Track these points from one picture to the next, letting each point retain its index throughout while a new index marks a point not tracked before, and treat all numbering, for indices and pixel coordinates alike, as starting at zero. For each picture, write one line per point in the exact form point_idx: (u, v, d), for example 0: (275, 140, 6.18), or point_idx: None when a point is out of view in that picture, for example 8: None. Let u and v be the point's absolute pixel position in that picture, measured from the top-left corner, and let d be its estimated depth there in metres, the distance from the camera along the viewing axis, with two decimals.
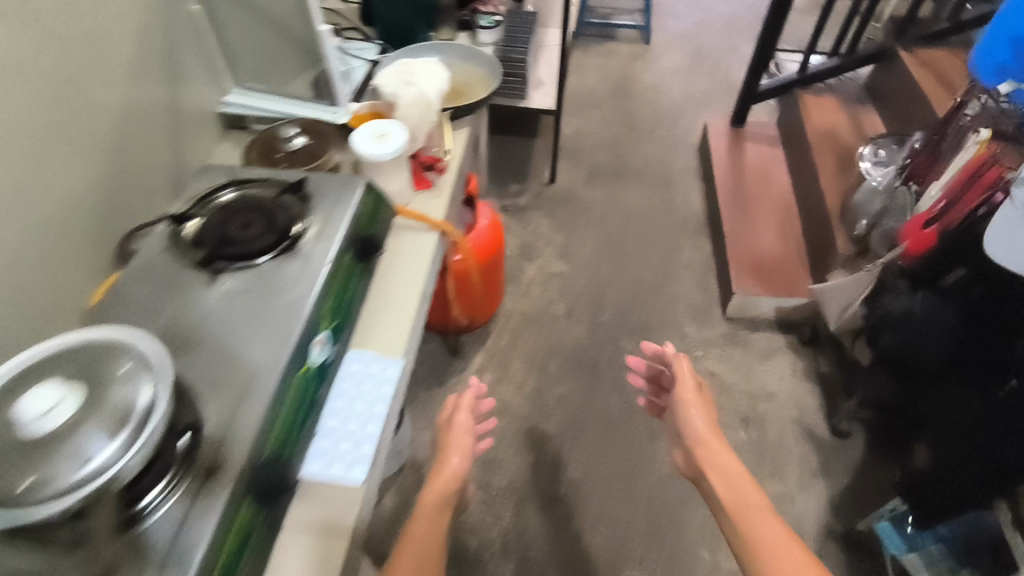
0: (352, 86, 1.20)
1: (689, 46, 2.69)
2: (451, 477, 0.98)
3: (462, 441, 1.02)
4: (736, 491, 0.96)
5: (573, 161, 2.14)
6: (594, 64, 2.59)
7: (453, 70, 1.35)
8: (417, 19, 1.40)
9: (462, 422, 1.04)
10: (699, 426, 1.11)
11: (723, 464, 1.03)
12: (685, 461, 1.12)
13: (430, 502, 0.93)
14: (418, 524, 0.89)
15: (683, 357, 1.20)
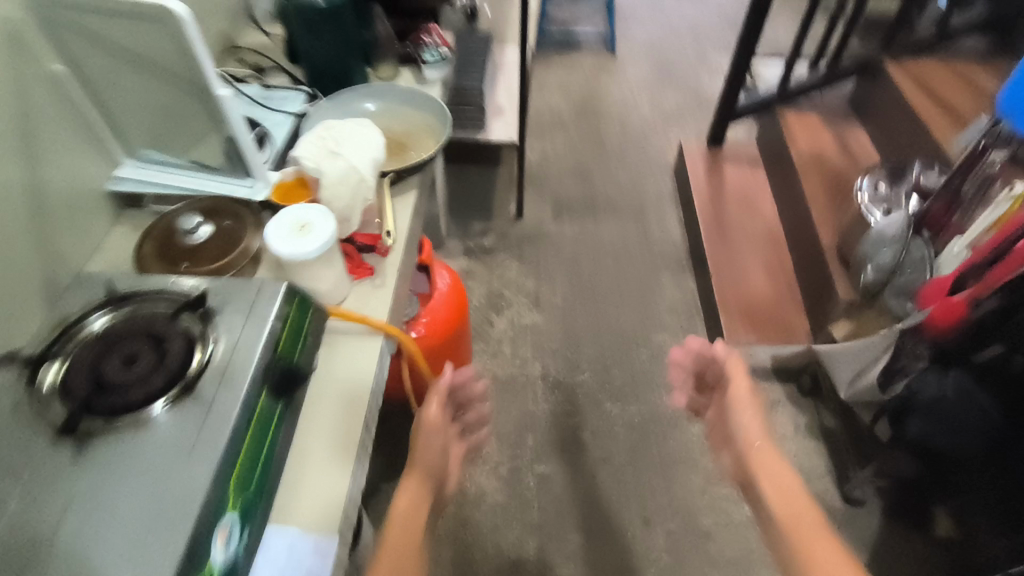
0: (272, 152, 1.00)
1: (655, 57, 2.53)
2: (418, 488, 0.81)
3: (435, 441, 0.84)
4: (794, 503, 0.79)
5: (540, 192, 1.97)
6: (556, 79, 2.42)
7: (396, 117, 1.16)
8: (349, 58, 1.19)
9: (433, 416, 0.84)
10: (755, 429, 0.91)
11: (778, 479, 0.83)
12: (734, 464, 0.92)
13: (400, 526, 0.76)
14: (386, 556, 0.74)
15: (733, 352, 1.00)
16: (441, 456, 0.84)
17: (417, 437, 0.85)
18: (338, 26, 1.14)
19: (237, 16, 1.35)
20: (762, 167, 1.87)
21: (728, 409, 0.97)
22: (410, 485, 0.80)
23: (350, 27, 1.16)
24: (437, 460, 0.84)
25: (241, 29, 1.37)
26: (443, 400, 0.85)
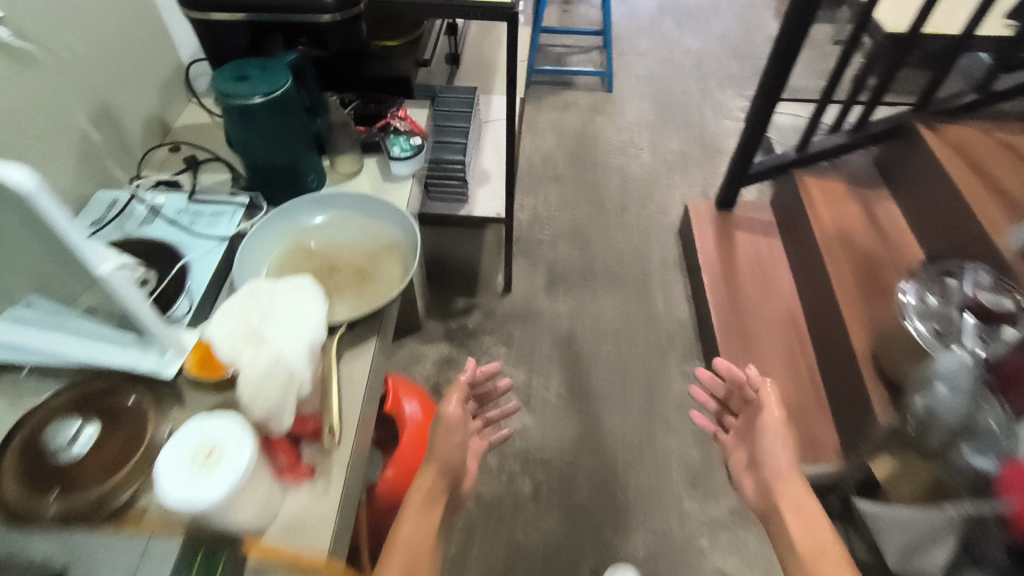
0: (187, 307, 0.79)
1: (656, 94, 2.33)
2: (436, 475, 0.89)
3: (453, 438, 0.91)
4: (817, 536, 0.83)
5: (531, 260, 1.77)
6: (548, 121, 2.21)
7: (354, 232, 0.95)
8: (294, 159, 0.97)
9: (453, 412, 0.92)
10: (781, 457, 0.93)
11: (808, 512, 0.86)
12: (757, 492, 0.94)
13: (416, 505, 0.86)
14: (407, 524, 0.84)
15: (766, 381, 0.99)
16: (459, 450, 0.93)
17: (438, 425, 0.93)
18: (280, 125, 0.92)
19: (170, 91, 1.14)
20: (778, 234, 1.67)
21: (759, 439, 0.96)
22: (427, 474, 0.89)
23: (295, 125, 0.94)
24: (454, 452, 0.92)
25: (175, 105, 1.16)
26: (464, 397, 0.94)
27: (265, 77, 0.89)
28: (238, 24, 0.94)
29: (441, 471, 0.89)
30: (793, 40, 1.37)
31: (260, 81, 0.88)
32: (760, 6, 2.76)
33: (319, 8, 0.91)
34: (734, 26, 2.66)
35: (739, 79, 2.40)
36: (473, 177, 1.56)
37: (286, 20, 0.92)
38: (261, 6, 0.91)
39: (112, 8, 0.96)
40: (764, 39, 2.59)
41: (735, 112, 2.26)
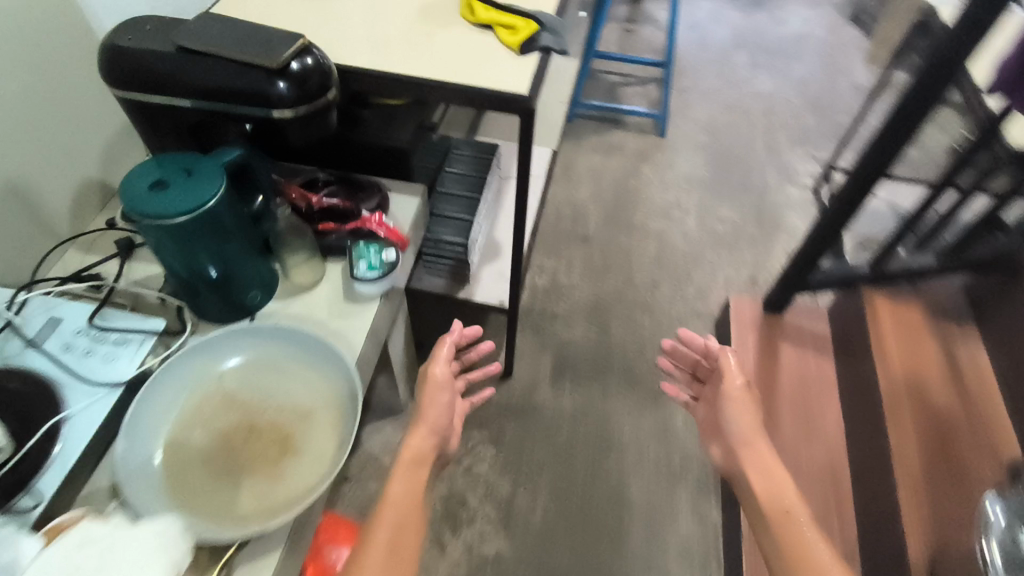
0: (31, 503, 0.60)
1: (713, 144, 2.04)
2: (425, 435, 0.94)
3: (436, 397, 0.97)
4: (782, 496, 0.85)
5: (539, 340, 1.56)
6: (587, 166, 1.96)
7: (288, 379, 0.76)
8: (228, 276, 0.78)
9: (435, 373, 0.99)
10: (743, 421, 0.95)
11: (766, 462, 0.89)
12: (724, 458, 0.96)
13: (411, 453, 0.92)
14: (394, 487, 0.86)
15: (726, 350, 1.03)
16: (446, 410, 0.98)
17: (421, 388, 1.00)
18: (208, 243, 0.72)
19: (117, 150, 0.96)
20: (831, 354, 1.42)
21: (722, 411, 0.98)
22: (416, 433, 0.94)
23: (231, 239, 0.75)
24: (441, 413, 0.98)
25: (124, 166, 0.98)
26: (447, 360, 1.00)
27: (190, 186, 0.69)
28: (172, 105, 0.74)
29: (431, 432, 0.95)
30: (888, 150, 1.10)
31: (181, 191, 0.68)
32: (850, 47, 2.41)
33: (272, 97, 0.71)
34: (816, 69, 2.33)
35: (813, 135, 2.09)
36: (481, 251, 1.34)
37: (231, 108, 0.72)
38: (200, 89, 0.72)
39: (26, 69, 0.78)
40: (849, 88, 2.25)
41: (802, 178, 1.96)
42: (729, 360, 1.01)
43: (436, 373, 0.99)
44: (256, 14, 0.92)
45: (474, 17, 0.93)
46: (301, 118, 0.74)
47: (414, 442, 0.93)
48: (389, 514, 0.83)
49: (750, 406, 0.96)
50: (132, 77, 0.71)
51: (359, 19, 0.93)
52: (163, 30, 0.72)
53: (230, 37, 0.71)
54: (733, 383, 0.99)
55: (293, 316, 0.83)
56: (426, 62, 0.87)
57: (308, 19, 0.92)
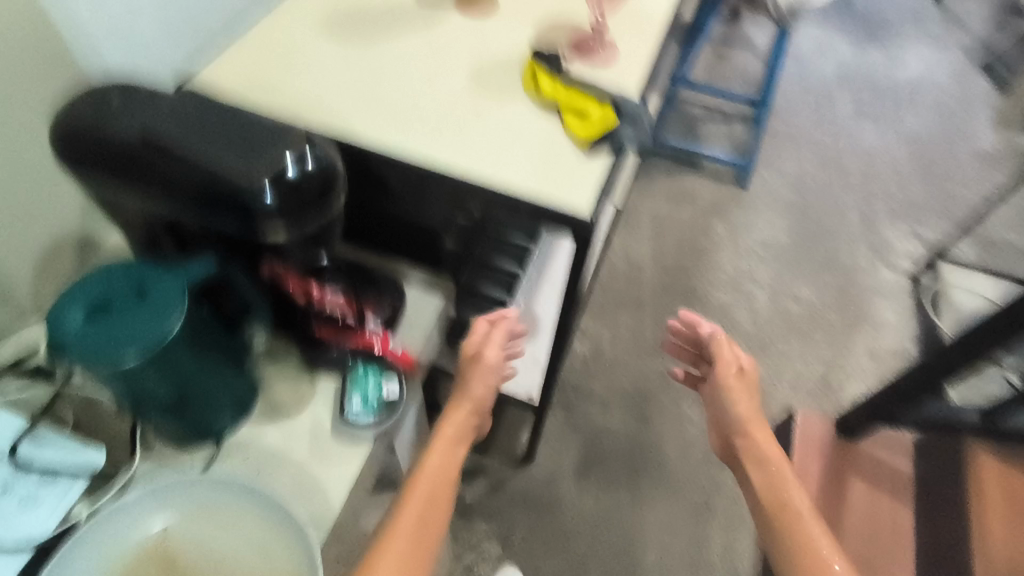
0: None
1: (800, 207, 1.79)
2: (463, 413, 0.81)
3: (485, 377, 0.81)
4: (779, 489, 0.79)
5: (570, 421, 1.39)
6: (651, 215, 1.74)
7: (242, 543, 0.61)
8: (189, 406, 0.63)
9: (473, 353, 0.81)
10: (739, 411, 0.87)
11: (762, 454, 0.83)
12: (721, 440, 0.91)
13: (452, 432, 0.79)
14: (431, 469, 0.74)
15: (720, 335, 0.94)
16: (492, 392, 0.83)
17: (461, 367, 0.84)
18: (164, 379, 0.57)
19: None
20: (911, 505, 1.20)
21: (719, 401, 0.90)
22: (457, 409, 0.80)
23: (193, 367, 0.59)
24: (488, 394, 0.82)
25: None
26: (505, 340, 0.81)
27: (142, 315, 0.54)
28: (134, 202, 0.58)
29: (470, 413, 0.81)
30: None
31: (129, 322, 0.54)
32: (976, 103, 2.07)
33: (256, 212, 0.54)
34: (933, 126, 2.00)
35: (920, 208, 1.80)
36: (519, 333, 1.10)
37: (207, 216, 0.56)
38: (167, 190, 0.55)
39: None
40: (969, 154, 1.94)
41: (898, 259, 1.70)
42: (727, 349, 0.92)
43: (488, 355, 0.80)
44: (263, 71, 0.75)
45: (537, 84, 0.73)
46: (293, 236, 0.58)
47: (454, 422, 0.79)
48: (422, 499, 0.71)
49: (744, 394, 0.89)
50: (89, 161, 0.55)
51: (394, 84, 0.75)
52: (133, 112, 0.56)
53: (216, 134, 0.55)
54: (732, 377, 0.90)
55: (265, 453, 0.68)
56: (469, 152, 0.69)
57: (329, 81, 0.74)
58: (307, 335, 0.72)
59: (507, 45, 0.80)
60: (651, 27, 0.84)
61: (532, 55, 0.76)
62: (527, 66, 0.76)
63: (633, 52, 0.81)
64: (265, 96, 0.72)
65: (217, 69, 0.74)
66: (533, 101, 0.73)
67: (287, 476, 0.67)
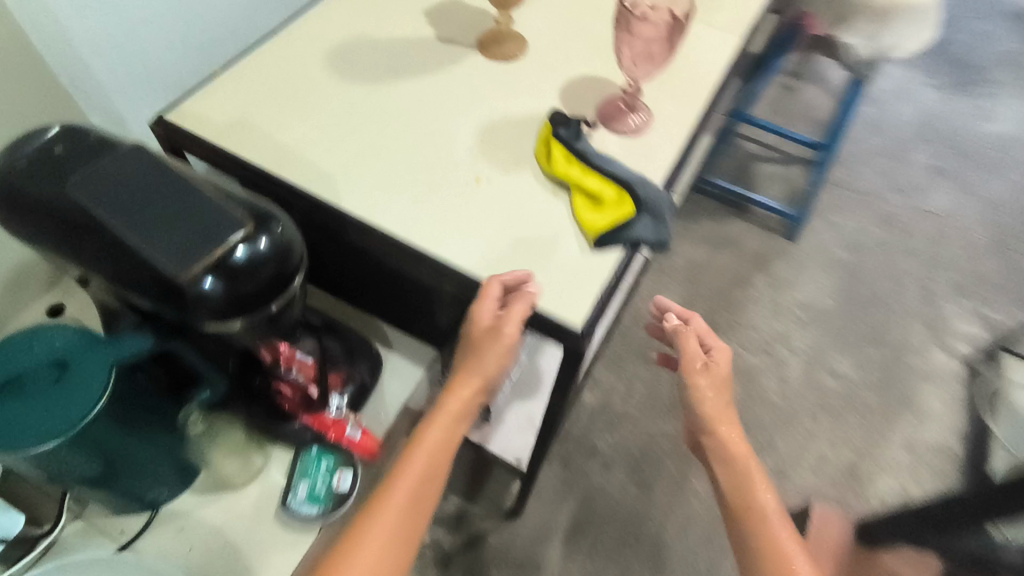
0: None
1: (853, 268, 1.63)
2: (476, 381, 0.58)
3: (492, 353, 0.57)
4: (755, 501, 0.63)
5: (567, 478, 1.30)
6: (688, 260, 1.62)
7: None
8: (118, 479, 0.57)
9: (487, 322, 0.56)
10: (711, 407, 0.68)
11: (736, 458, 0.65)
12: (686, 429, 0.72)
13: (456, 409, 0.58)
14: (416, 456, 0.57)
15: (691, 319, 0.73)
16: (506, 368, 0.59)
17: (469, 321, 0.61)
18: (88, 455, 0.52)
19: None
20: None
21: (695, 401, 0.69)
22: (454, 394, 0.59)
23: (122, 445, 0.55)
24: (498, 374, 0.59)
25: None
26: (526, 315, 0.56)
27: (60, 398, 0.50)
28: (70, 263, 0.51)
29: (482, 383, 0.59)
30: None
31: (46, 405, 0.49)
32: None
33: (194, 299, 0.47)
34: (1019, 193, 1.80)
35: (990, 286, 1.62)
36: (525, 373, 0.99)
37: (141, 296, 0.49)
38: (101, 264, 0.48)
39: None
40: None
41: (956, 341, 1.53)
42: (692, 344, 0.71)
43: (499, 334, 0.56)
44: (251, 111, 0.68)
45: (553, 161, 0.64)
46: (242, 323, 0.51)
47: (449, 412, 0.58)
48: (403, 500, 0.54)
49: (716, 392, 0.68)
50: (22, 219, 0.49)
51: (390, 138, 0.67)
52: (71, 164, 0.48)
53: (150, 196, 0.46)
54: (700, 375, 0.69)
55: (202, 530, 0.63)
56: (455, 227, 0.61)
57: (318, 128, 0.67)
58: (266, 402, 0.65)
59: (522, 98, 0.71)
60: (698, 91, 0.74)
61: (549, 117, 0.67)
62: (545, 133, 0.66)
63: (673, 120, 0.72)
64: (245, 142, 0.65)
65: (202, 105, 0.68)
66: (547, 178, 0.65)
67: (215, 559, 0.62)
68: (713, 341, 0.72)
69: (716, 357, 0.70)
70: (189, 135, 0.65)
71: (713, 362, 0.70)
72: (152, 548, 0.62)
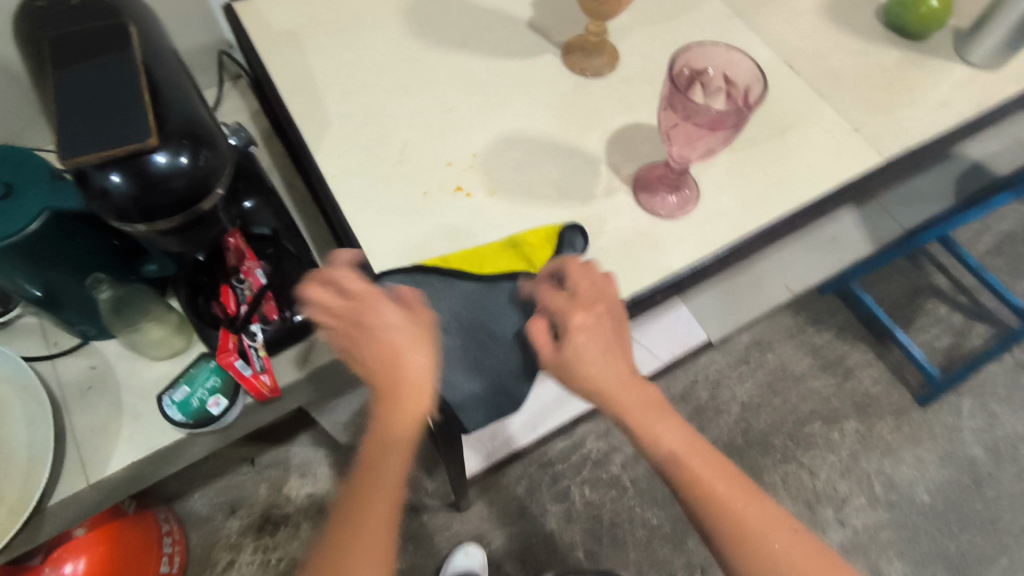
0: None
1: (980, 475, 1.27)
2: (427, 379, 0.48)
3: (411, 369, 0.48)
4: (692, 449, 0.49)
5: (520, 504, 1.19)
6: (783, 363, 1.35)
7: (23, 436, 0.63)
8: (54, 310, 0.63)
9: (401, 341, 0.48)
10: (598, 359, 0.48)
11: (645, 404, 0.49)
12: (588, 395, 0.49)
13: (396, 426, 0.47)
14: (385, 461, 0.47)
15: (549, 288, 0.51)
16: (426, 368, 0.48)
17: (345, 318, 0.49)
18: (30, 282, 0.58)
19: None
20: None
21: (579, 363, 0.47)
22: (402, 408, 0.47)
23: (64, 282, 0.60)
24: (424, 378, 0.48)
25: None
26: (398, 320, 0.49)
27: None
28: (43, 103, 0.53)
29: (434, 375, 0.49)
30: None
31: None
32: None
33: (98, 188, 0.47)
34: None
35: None
36: (495, 442, 1.20)
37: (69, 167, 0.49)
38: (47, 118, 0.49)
39: None
40: None
41: None
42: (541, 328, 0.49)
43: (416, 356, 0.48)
44: (306, 30, 0.68)
45: (481, 269, 0.55)
46: (146, 228, 0.50)
47: (397, 429, 0.47)
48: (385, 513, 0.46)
49: (591, 338, 0.48)
50: (24, 46, 0.52)
51: (400, 109, 0.63)
52: (75, 18, 0.51)
53: (90, 71, 0.48)
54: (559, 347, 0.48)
55: (109, 378, 0.68)
56: (405, 223, 0.57)
57: (351, 67, 0.65)
58: (205, 298, 0.67)
59: (561, 123, 0.63)
60: (777, 200, 0.60)
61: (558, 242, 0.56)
62: (537, 257, 0.55)
63: (718, 221, 0.59)
64: (281, 56, 0.65)
65: (271, 6, 0.69)
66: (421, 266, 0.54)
67: (102, 408, 0.67)
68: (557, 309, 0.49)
69: (566, 344, 0.47)
70: (243, 25, 0.67)
71: (568, 352, 0.47)
72: (63, 367, 0.69)
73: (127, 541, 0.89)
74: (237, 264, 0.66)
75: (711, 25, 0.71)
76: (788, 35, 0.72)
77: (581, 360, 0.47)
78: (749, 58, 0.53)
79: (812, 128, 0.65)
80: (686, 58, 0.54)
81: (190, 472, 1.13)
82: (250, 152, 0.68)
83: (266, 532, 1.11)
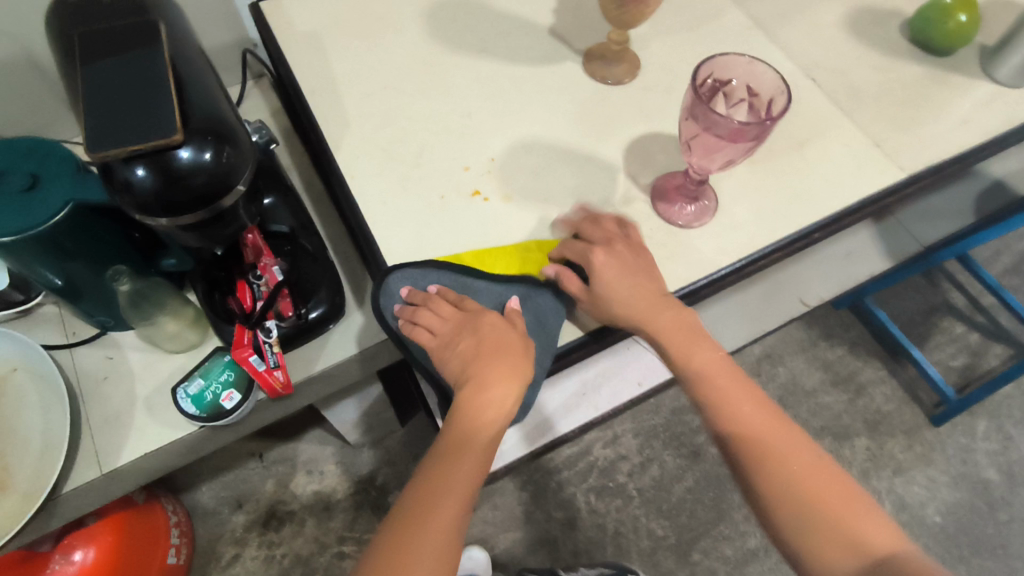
0: None
1: (995, 500, 1.25)
2: (518, 382, 0.50)
3: (504, 371, 0.50)
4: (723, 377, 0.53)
5: (526, 510, 1.19)
6: (794, 377, 1.34)
7: (40, 423, 0.64)
8: (73, 300, 0.64)
9: (499, 344, 0.51)
10: (629, 289, 0.53)
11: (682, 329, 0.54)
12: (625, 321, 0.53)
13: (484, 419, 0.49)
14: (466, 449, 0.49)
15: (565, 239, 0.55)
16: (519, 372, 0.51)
17: (448, 318, 0.52)
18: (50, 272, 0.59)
19: None
20: None
21: (616, 291, 0.52)
22: (489, 405, 0.49)
23: (85, 273, 0.61)
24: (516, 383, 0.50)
25: None
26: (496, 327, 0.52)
27: (17, 208, 0.55)
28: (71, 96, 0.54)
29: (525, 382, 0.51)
30: None
31: (15, 211, 0.54)
32: None
33: (124, 182, 0.48)
34: None
35: None
36: None
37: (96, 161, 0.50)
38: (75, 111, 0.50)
39: None
40: None
41: None
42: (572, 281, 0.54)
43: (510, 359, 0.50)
44: (331, 31, 0.68)
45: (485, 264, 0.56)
46: (168, 223, 0.51)
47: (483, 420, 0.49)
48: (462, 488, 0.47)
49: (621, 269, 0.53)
50: (56, 41, 0.53)
51: (420, 112, 0.63)
52: (107, 14, 0.52)
53: (119, 67, 0.48)
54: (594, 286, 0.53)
55: (124, 369, 0.69)
56: (423, 225, 0.57)
57: (374, 69, 0.66)
58: (221, 294, 0.68)
59: (580, 130, 0.63)
60: (795, 214, 0.60)
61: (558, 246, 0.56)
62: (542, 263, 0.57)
63: (736, 233, 0.59)
64: (305, 56, 0.66)
65: (296, 7, 0.70)
66: (434, 262, 0.54)
67: (117, 399, 0.68)
68: (580, 254, 0.54)
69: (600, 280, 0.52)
70: (269, 25, 0.68)
71: (599, 289, 0.53)
72: (80, 357, 0.70)
73: (135, 531, 0.90)
74: (255, 260, 0.66)
75: (732, 36, 0.71)
76: (810, 48, 0.72)
77: (619, 289, 0.52)
78: (772, 70, 0.52)
79: (833, 142, 0.65)
80: (708, 69, 0.54)
81: (198, 465, 1.14)
82: (271, 150, 0.68)
83: (271, 528, 1.12)
